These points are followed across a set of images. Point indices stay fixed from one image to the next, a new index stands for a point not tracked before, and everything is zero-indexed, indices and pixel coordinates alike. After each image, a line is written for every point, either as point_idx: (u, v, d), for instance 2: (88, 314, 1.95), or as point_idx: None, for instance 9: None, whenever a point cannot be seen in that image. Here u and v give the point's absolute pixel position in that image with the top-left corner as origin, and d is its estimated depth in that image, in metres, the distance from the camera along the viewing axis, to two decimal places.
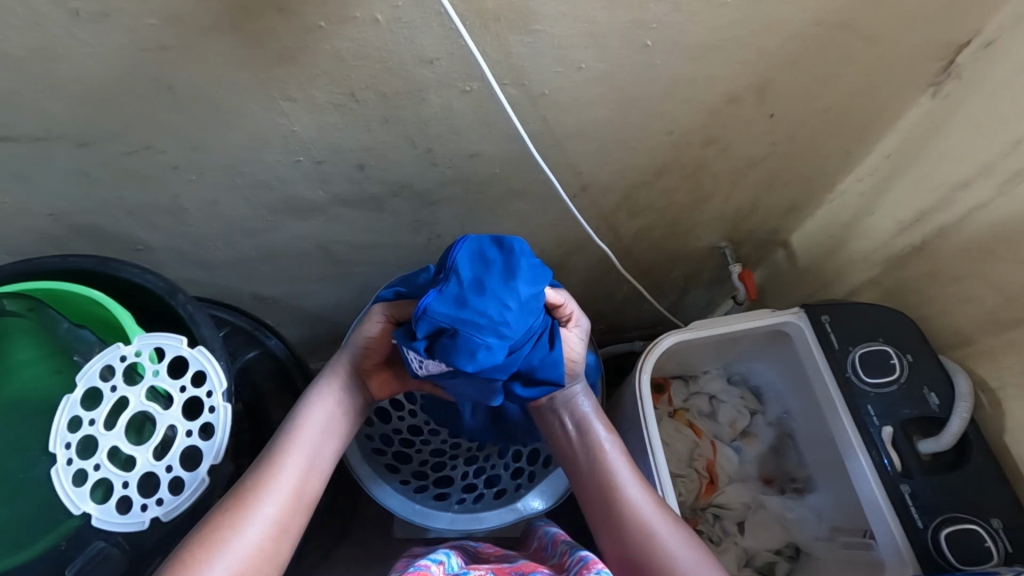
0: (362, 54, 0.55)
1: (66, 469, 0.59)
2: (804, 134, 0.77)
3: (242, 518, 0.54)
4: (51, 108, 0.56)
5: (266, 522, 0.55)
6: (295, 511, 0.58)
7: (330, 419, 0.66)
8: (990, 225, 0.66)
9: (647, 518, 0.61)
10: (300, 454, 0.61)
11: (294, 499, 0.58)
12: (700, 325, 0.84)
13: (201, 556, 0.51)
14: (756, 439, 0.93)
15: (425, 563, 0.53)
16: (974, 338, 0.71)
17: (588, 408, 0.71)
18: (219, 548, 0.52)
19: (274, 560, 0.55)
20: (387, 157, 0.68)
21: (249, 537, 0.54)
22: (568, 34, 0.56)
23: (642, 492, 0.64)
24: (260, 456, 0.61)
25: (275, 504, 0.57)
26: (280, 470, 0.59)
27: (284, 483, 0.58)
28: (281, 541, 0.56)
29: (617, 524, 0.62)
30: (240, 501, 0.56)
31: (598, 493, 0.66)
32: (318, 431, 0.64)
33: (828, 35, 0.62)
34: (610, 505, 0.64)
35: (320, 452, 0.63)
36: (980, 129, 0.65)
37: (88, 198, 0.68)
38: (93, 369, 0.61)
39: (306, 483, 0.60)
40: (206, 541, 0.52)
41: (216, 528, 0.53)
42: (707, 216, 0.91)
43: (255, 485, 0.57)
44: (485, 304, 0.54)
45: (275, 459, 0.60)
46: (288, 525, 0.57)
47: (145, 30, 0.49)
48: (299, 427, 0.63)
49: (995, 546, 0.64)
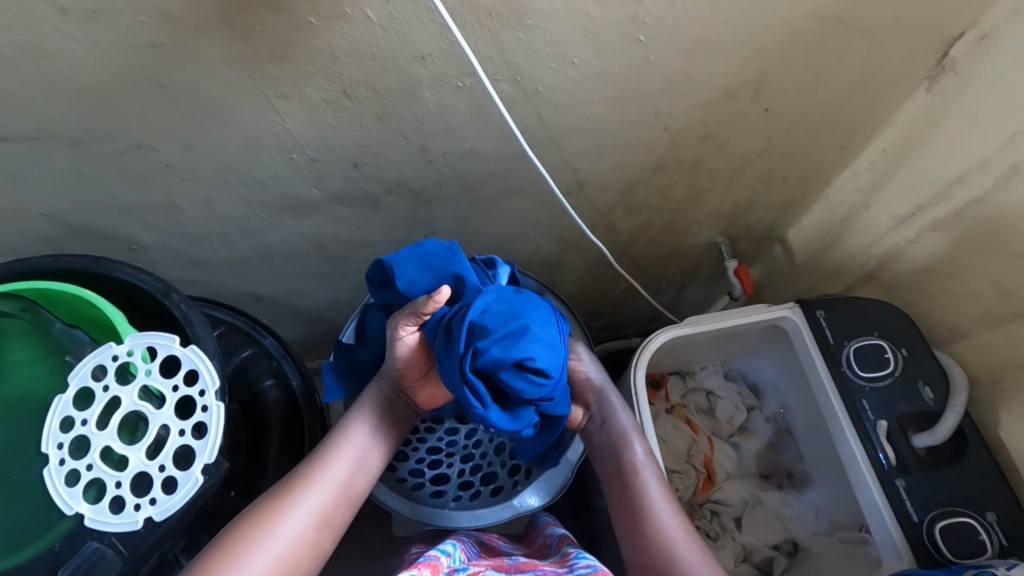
0: (355, 51, 0.54)
1: (59, 469, 0.59)
2: (800, 129, 0.77)
3: (288, 504, 0.56)
4: (44, 107, 0.56)
5: (312, 512, 0.57)
6: (341, 507, 0.59)
7: (382, 426, 0.67)
8: (985, 219, 0.66)
9: (670, 537, 0.62)
10: (349, 452, 0.63)
11: (338, 494, 0.60)
12: (697, 321, 0.84)
13: (250, 537, 0.53)
14: (754, 435, 0.93)
15: (434, 554, 0.55)
16: (970, 333, 0.71)
17: (629, 425, 0.72)
18: (268, 532, 0.54)
19: (314, 550, 0.56)
20: (382, 155, 0.68)
21: (295, 524, 0.55)
22: (562, 29, 0.56)
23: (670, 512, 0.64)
24: (313, 451, 0.63)
25: (321, 496, 0.58)
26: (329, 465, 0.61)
27: (333, 477, 0.60)
28: (324, 532, 0.57)
29: (641, 535, 0.63)
30: (290, 490, 0.58)
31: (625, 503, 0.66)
32: (370, 436, 0.66)
33: (823, 30, 0.62)
34: (636, 518, 0.65)
35: (369, 453, 0.65)
36: (975, 123, 0.65)
37: (83, 198, 0.68)
38: (84, 368, 0.61)
39: (353, 481, 0.61)
40: (255, 524, 0.54)
41: (266, 512, 0.55)
42: (704, 212, 0.90)
43: (306, 476, 0.59)
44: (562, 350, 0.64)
45: (327, 454, 0.62)
46: (332, 519, 0.58)
47: (136, 28, 0.49)
48: (353, 428, 0.65)
49: (990, 539, 0.64)
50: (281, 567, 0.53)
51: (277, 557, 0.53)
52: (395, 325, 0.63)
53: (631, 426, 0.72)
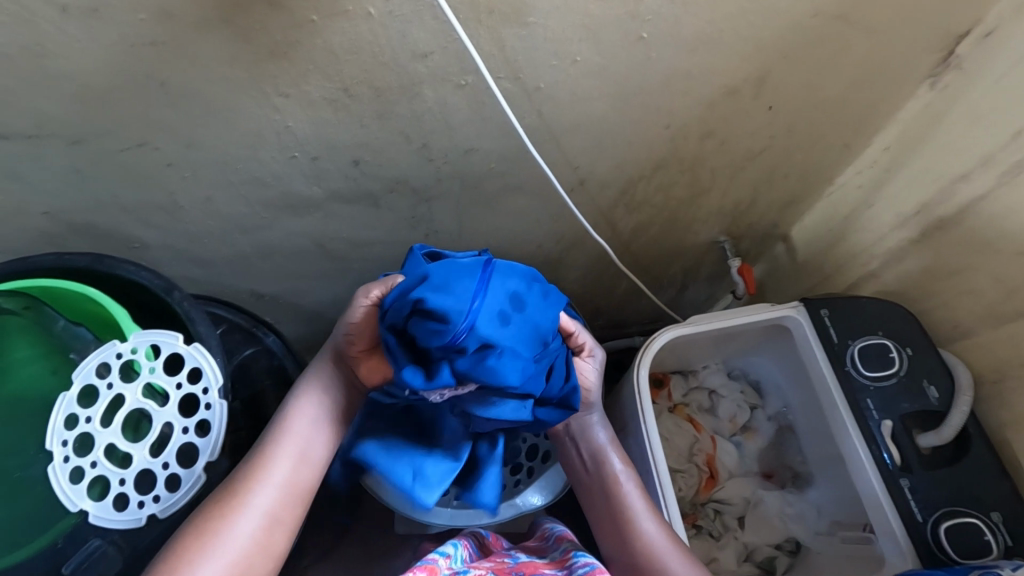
0: (355, 48, 0.54)
1: (63, 466, 0.59)
2: (803, 127, 0.76)
3: (234, 509, 0.55)
4: (44, 105, 0.56)
5: (259, 513, 0.56)
6: (287, 503, 0.58)
7: (323, 412, 0.64)
8: (989, 217, 0.65)
9: (658, 550, 0.63)
10: (292, 446, 0.61)
11: (286, 492, 0.58)
12: (699, 320, 0.84)
13: (196, 549, 0.52)
14: (756, 434, 0.93)
15: (432, 557, 0.55)
16: (974, 331, 0.71)
17: (604, 439, 0.72)
18: (215, 542, 0.53)
19: (268, 551, 0.55)
20: (383, 153, 0.68)
21: (242, 528, 0.54)
22: (563, 27, 0.56)
23: (656, 524, 0.65)
24: (256, 445, 0.61)
25: (267, 496, 0.57)
26: (271, 463, 0.59)
27: (276, 475, 0.58)
28: (274, 530, 0.56)
29: (630, 551, 0.64)
30: (233, 492, 0.56)
31: (611, 521, 0.67)
32: (312, 426, 0.63)
33: (825, 27, 0.62)
34: (624, 535, 0.65)
35: (314, 442, 0.62)
36: (979, 120, 0.65)
37: (84, 196, 0.68)
38: (89, 366, 0.61)
39: (299, 474, 0.60)
40: (199, 533, 0.53)
41: (210, 519, 0.54)
42: (706, 210, 0.90)
43: (249, 476, 0.57)
44: (486, 315, 0.48)
45: (269, 450, 0.60)
46: (281, 516, 0.57)
47: (137, 26, 0.49)
48: (294, 420, 0.62)
49: (995, 540, 0.64)
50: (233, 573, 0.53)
51: (228, 565, 0.53)
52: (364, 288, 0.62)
53: (607, 441, 0.71)
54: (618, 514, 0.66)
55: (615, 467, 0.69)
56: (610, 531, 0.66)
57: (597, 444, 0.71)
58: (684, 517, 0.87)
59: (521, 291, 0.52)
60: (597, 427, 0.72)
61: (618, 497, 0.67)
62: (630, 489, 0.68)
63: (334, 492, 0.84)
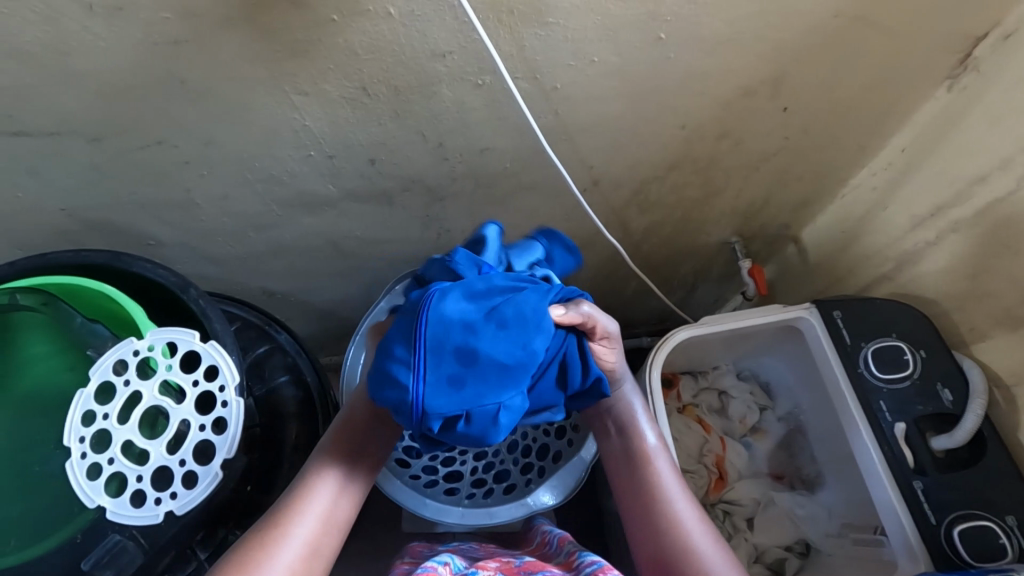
0: (374, 48, 0.55)
1: (80, 462, 0.59)
2: (818, 128, 0.76)
3: (276, 540, 0.55)
4: (65, 102, 0.56)
5: (300, 544, 0.56)
6: (325, 536, 0.58)
7: (359, 446, 0.64)
8: (1007, 220, 0.65)
9: (687, 527, 0.61)
10: (331, 479, 0.61)
11: (325, 522, 0.58)
12: (711, 320, 0.84)
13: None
14: (767, 434, 0.93)
15: (433, 564, 0.53)
16: (990, 334, 0.70)
17: (643, 415, 0.70)
18: (258, 569, 0.52)
19: None
20: (399, 152, 0.68)
21: (285, 558, 0.54)
22: (582, 27, 0.56)
23: (688, 502, 0.64)
24: (295, 479, 0.61)
25: (307, 528, 0.57)
26: (311, 497, 0.59)
27: (316, 507, 0.58)
28: (313, 561, 0.56)
29: (658, 530, 0.62)
30: (275, 523, 0.56)
31: (639, 492, 0.65)
32: (348, 459, 0.63)
33: (842, 28, 0.62)
34: (655, 511, 0.63)
35: (351, 477, 0.62)
36: (998, 122, 0.64)
37: (101, 193, 0.68)
38: (106, 363, 0.61)
39: (336, 509, 0.60)
40: (242, 560, 0.53)
41: (254, 548, 0.54)
42: (718, 211, 0.90)
43: (290, 507, 0.58)
44: (440, 399, 0.49)
45: (309, 484, 0.60)
46: (320, 549, 0.57)
47: (160, 24, 0.49)
48: (329, 452, 0.62)
49: (1011, 543, 0.63)
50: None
51: None
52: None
53: (642, 412, 0.70)
54: (648, 485, 0.65)
55: (649, 440, 0.68)
56: (637, 501, 0.65)
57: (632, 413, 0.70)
58: None
59: (470, 337, 0.50)
60: (632, 396, 0.70)
61: (649, 468, 0.66)
62: (662, 462, 0.67)
63: None
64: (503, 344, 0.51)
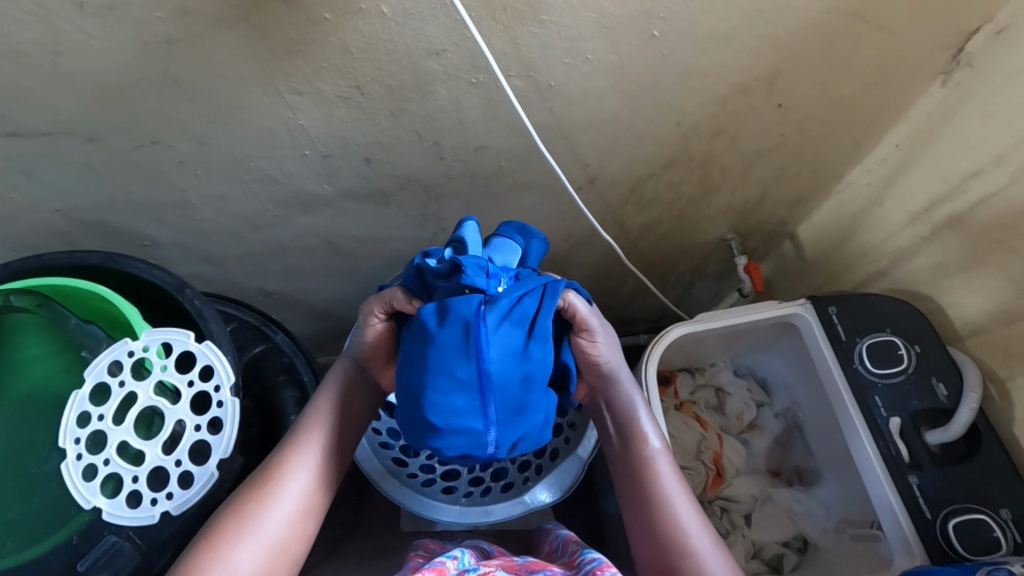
0: (369, 47, 0.55)
1: (76, 464, 0.59)
2: (813, 124, 0.76)
3: (271, 492, 0.56)
4: (59, 102, 0.56)
5: (295, 497, 0.57)
6: (319, 489, 0.59)
7: (349, 405, 0.65)
8: (1002, 214, 0.66)
9: (694, 542, 0.59)
10: (323, 434, 0.61)
11: (319, 476, 0.59)
12: (707, 317, 0.84)
13: (236, 529, 0.53)
14: (763, 431, 0.93)
15: (440, 558, 0.54)
16: (985, 329, 0.71)
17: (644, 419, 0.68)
18: (254, 522, 0.54)
19: (303, 534, 0.56)
20: (394, 151, 0.68)
21: (281, 511, 0.55)
22: (577, 24, 0.56)
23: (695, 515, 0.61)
24: (286, 435, 0.62)
25: (301, 480, 0.58)
26: (303, 451, 0.59)
27: (309, 461, 0.59)
28: (309, 515, 0.57)
29: (655, 532, 0.60)
30: (269, 475, 0.57)
31: (643, 504, 0.63)
32: (338, 417, 0.63)
33: (837, 24, 0.62)
34: (653, 510, 0.61)
35: (341, 433, 0.63)
36: (993, 117, 0.64)
37: (95, 193, 0.68)
38: (101, 364, 0.61)
39: (328, 463, 0.61)
40: (238, 513, 0.54)
41: (249, 502, 0.55)
42: (714, 208, 0.90)
43: (283, 462, 0.58)
44: (512, 433, 0.51)
45: (301, 438, 0.60)
46: (314, 501, 0.58)
47: (153, 23, 0.49)
48: (320, 411, 0.63)
49: (1004, 536, 0.64)
50: (273, 556, 0.53)
51: (267, 545, 0.53)
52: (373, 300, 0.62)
53: (645, 418, 0.68)
54: (652, 496, 0.62)
55: (652, 447, 0.66)
56: (640, 514, 0.62)
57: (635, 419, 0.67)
58: None
59: (525, 369, 0.52)
60: (634, 400, 0.68)
61: (653, 478, 0.64)
62: (667, 472, 0.64)
63: None
64: (545, 363, 0.54)
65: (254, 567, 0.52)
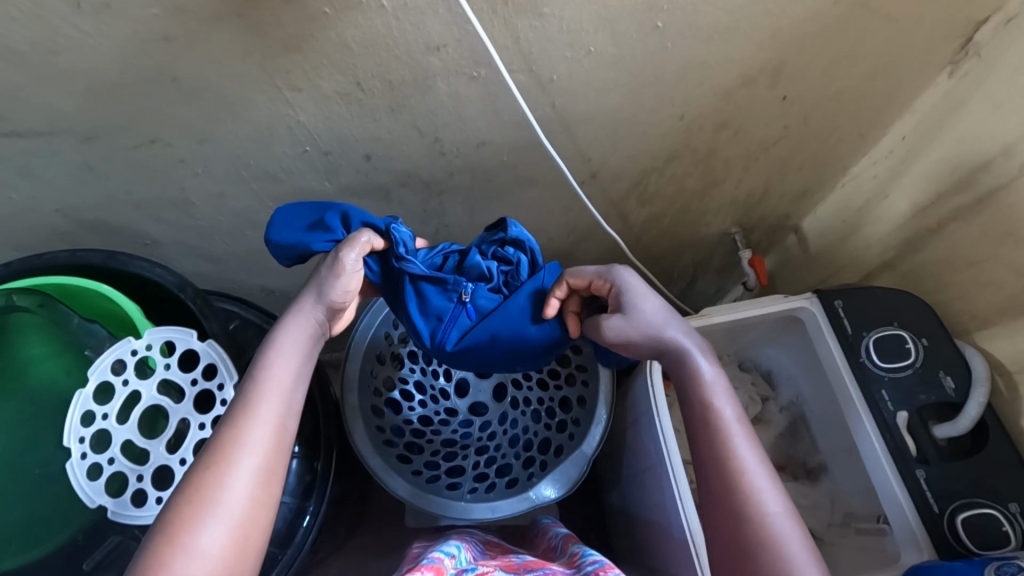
0: (368, 42, 0.54)
1: (80, 463, 0.59)
2: (819, 115, 0.75)
3: (225, 470, 0.48)
4: (55, 102, 0.56)
5: (251, 471, 0.49)
6: (278, 456, 0.51)
7: (301, 366, 0.56)
8: (1011, 205, 0.65)
9: (771, 523, 0.49)
10: (274, 396, 0.53)
11: (274, 444, 0.51)
12: (712, 312, 0.83)
13: (192, 516, 0.46)
14: (767, 425, 0.91)
15: (438, 556, 0.54)
16: (993, 322, 0.70)
17: (711, 376, 0.56)
18: (209, 505, 0.46)
19: (267, 508, 0.49)
20: (394, 147, 0.67)
21: (238, 490, 0.47)
22: (578, 16, 0.55)
23: (772, 492, 0.51)
24: (234, 402, 0.53)
25: (256, 453, 0.50)
26: (255, 418, 0.51)
27: (261, 428, 0.51)
28: (268, 486, 0.50)
29: (737, 513, 0.50)
30: (217, 453, 0.49)
31: (716, 479, 0.52)
32: (293, 378, 0.55)
33: (843, 14, 0.61)
34: (731, 489, 0.51)
35: (294, 395, 0.55)
36: (1000, 108, 0.64)
37: (94, 192, 0.68)
38: (104, 363, 0.60)
39: (284, 428, 0.52)
40: (185, 500, 0.47)
41: (200, 481, 0.47)
42: (718, 201, 0.89)
43: (231, 436, 0.50)
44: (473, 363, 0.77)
45: (251, 406, 0.52)
46: (273, 469, 0.50)
47: (150, 21, 0.49)
48: (270, 370, 0.54)
49: (1013, 531, 0.64)
50: (238, 537, 0.46)
51: (227, 530, 0.46)
52: (347, 241, 0.62)
53: (715, 381, 0.56)
54: (727, 473, 0.52)
55: (724, 414, 0.54)
56: (718, 489, 0.52)
57: (700, 384, 0.56)
58: None
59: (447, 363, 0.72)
60: (698, 359, 0.57)
61: (728, 451, 0.53)
62: (742, 442, 0.53)
63: (346, 487, 0.84)
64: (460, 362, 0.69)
65: (221, 550, 0.45)
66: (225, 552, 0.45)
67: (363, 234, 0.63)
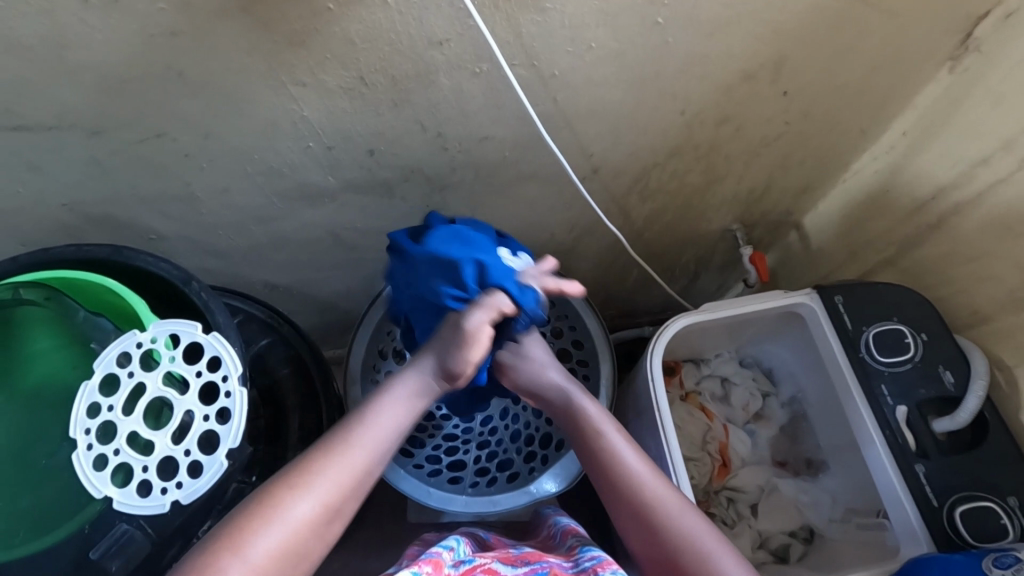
0: (372, 36, 0.54)
1: (87, 454, 0.60)
2: (821, 111, 0.76)
3: (296, 493, 0.51)
4: (62, 96, 0.56)
5: (319, 502, 0.52)
6: (349, 497, 0.54)
7: (404, 419, 0.59)
8: (1011, 200, 0.65)
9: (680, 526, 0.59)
10: (370, 440, 0.56)
11: (353, 486, 0.54)
12: (714, 307, 0.82)
13: (258, 520, 0.49)
14: (768, 421, 0.93)
15: (436, 549, 0.54)
16: (993, 318, 0.71)
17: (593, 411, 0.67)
18: (273, 518, 0.50)
19: (322, 539, 0.51)
20: (397, 141, 0.68)
21: (301, 511, 0.51)
22: (579, 12, 0.56)
23: (676, 500, 0.61)
24: (331, 432, 0.57)
25: (329, 485, 0.53)
26: (342, 455, 0.54)
27: (348, 466, 0.54)
28: (329, 520, 0.52)
29: (651, 523, 0.59)
30: (295, 475, 0.52)
31: (626, 498, 0.61)
32: (394, 429, 0.59)
33: (843, 10, 0.61)
34: (638, 504, 0.61)
35: (389, 446, 0.58)
36: (1001, 103, 0.64)
37: (101, 187, 0.68)
38: (110, 355, 0.61)
39: (370, 472, 0.55)
40: (254, 509, 0.50)
41: (272, 497, 0.51)
42: (720, 198, 0.90)
43: (314, 463, 0.53)
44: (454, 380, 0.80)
45: (344, 441, 0.55)
46: (340, 507, 0.53)
47: (156, 15, 0.49)
48: (378, 416, 0.58)
49: (1011, 523, 0.64)
50: (283, 552, 0.49)
51: (277, 545, 0.49)
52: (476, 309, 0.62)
53: (599, 416, 0.67)
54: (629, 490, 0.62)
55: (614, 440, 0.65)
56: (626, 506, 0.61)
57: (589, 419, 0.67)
58: (698, 504, 0.87)
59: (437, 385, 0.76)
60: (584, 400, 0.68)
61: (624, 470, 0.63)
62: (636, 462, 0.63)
63: None
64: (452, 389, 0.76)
65: (267, 560, 0.48)
66: (269, 563, 0.48)
67: (496, 304, 0.63)
